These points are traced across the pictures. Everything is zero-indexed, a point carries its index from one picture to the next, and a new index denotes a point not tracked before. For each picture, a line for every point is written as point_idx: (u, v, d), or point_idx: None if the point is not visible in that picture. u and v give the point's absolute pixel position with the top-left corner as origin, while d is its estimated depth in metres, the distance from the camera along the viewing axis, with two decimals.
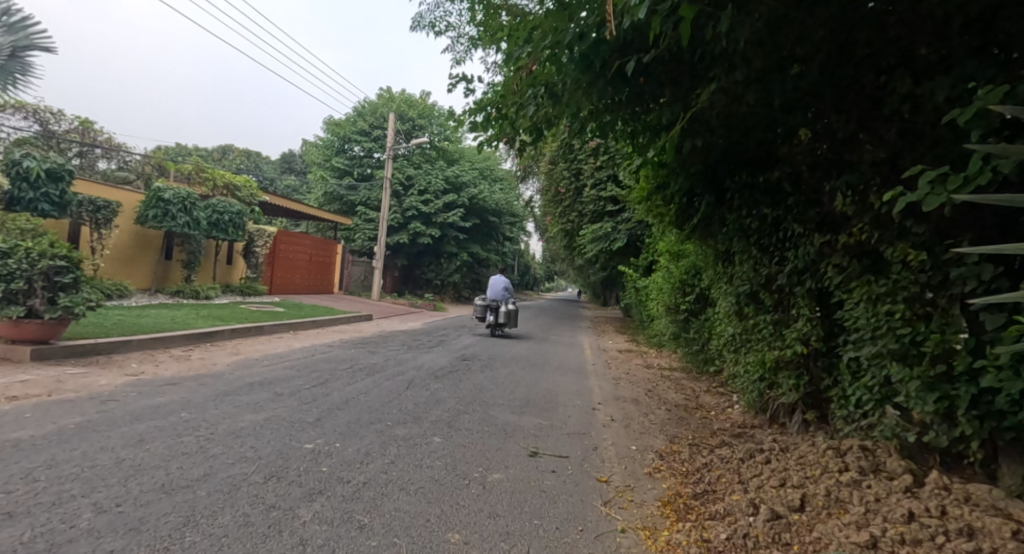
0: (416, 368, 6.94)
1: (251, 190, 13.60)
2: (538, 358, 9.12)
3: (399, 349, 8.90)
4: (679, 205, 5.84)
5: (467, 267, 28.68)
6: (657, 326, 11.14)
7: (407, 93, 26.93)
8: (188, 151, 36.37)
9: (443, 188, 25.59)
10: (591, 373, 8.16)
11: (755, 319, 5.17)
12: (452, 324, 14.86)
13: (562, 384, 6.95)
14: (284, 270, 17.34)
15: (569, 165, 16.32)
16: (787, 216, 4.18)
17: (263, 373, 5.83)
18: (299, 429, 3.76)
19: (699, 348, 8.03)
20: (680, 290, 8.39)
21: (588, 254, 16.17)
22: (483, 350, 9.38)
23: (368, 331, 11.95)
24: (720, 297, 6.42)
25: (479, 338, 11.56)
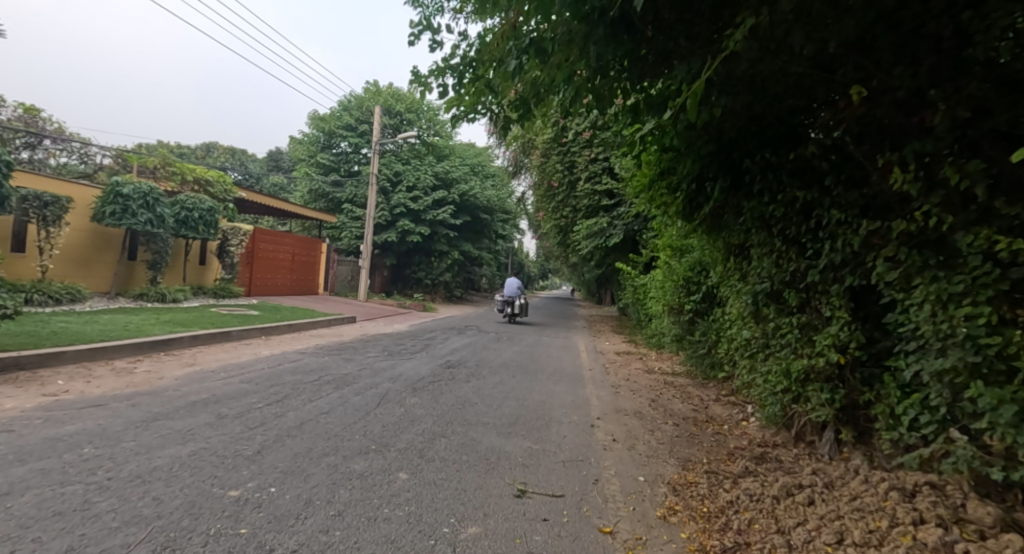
0: (393, 379, 6.22)
1: (225, 185, 12.84)
2: (530, 364, 8.40)
3: (378, 356, 8.16)
4: (687, 192, 5.17)
5: (458, 266, 27.93)
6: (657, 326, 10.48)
7: (395, 87, 26.15)
8: (169, 149, 35.24)
9: (432, 184, 24.86)
10: (587, 380, 7.47)
11: (778, 323, 4.49)
12: (441, 326, 14.12)
13: (557, 395, 6.24)
14: (264, 271, 16.53)
15: (562, 158, 15.62)
16: (821, 200, 3.51)
17: (213, 389, 5.08)
18: (230, 466, 3.04)
19: (705, 352, 7.38)
20: (685, 288, 7.73)
21: (583, 251, 15.52)
22: (470, 356, 8.66)
23: (350, 335, 11.20)
24: (733, 297, 5.75)
25: (468, 342, 10.82)
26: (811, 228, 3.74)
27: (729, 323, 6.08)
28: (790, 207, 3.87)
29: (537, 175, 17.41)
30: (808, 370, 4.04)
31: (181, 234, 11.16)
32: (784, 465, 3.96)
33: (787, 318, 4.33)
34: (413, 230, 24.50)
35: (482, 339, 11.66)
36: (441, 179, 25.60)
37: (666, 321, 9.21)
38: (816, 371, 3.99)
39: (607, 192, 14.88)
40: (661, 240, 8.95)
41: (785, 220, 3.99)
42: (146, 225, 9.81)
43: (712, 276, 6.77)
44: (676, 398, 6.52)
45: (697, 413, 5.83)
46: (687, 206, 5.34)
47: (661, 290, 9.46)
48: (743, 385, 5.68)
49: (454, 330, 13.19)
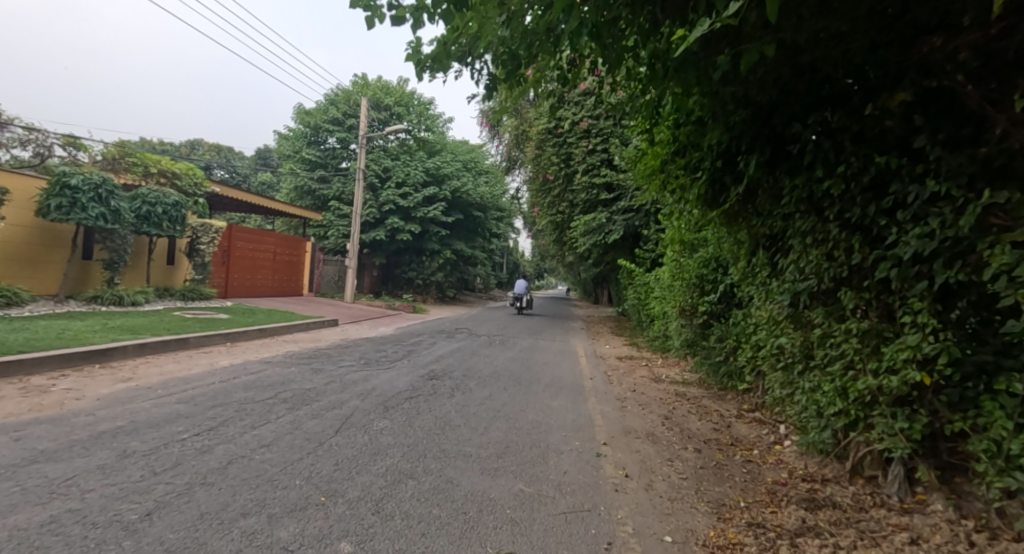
0: (364, 395, 5.33)
1: (198, 178, 11.94)
2: (524, 374, 7.52)
3: (353, 366, 7.25)
4: (710, 171, 4.34)
5: (451, 266, 27.02)
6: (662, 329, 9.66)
7: (384, 80, 25.24)
8: (151, 146, 33.97)
9: (423, 180, 23.97)
10: (590, 392, 6.63)
11: (826, 328, 3.67)
12: (429, 329, 13.20)
13: (555, 413, 5.37)
14: (243, 271, 15.57)
15: (558, 151, 14.76)
16: (903, 169, 2.68)
17: (137, 413, 4.17)
18: (94, 541, 2.14)
19: (722, 359, 6.55)
20: (698, 288, 6.90)
21: (580, 249, 14.68)
22: (457, 365, 7.76)
23: (328, 340, 10.30)
24: (761, 297, 4.93)
25: (457, 348, 9.93)
26: (881, 207, 2.92)
27: (755, 328, 5.25)
28: (851, 182, 3.05)
29: (531, 169, 16.55)
30: (873, 389, 3.22)
31: (142, 230, 10.27)
32: (846, 514, 3.13)
33: (840, 324, 3.52)
34: (403, 227, 23.61)
35: (472, 344, 10.76)
36: (432, 175, 24.72)
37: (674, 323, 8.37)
38: (883, 390, 3.17)
39: (605, 185, 14.04)
40: (670, 235, 8.07)
41: (842, 199, 3.17)
42: (98, 220, 8.89)
43: (732, 274, 5.94)
44: (692, 415, 5.68)
45: (720, 435, 4.99)
46: (708, 189, 4.51)
47: (668, 290, 8.62)
48: (775, 401, 4.85)
49: (443, 333, 12.29)
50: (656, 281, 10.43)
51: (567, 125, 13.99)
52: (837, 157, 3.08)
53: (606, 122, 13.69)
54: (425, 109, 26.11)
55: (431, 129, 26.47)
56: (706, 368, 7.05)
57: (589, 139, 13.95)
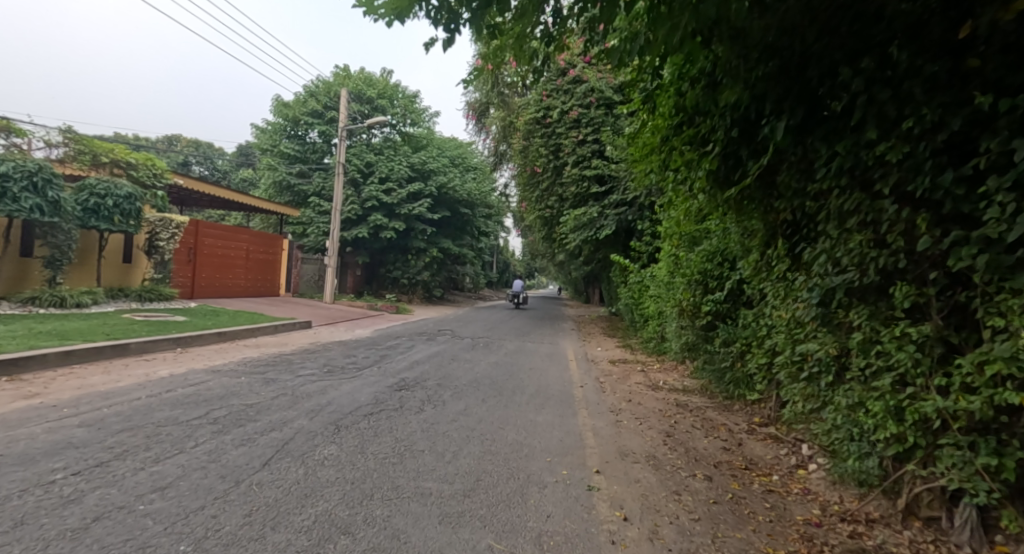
0: (315, 412, 4.52)
1: (158, 170, 11.23)
2: (506, 382, 6.75)
3: (314, 374, 6.44)
4: (723, 143, 3.61)
5: (437, 265, 26.20)
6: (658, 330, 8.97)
7: (367, 72, 24.41)
8: (125, 140, 32.63)
9: (407, 175, 23.15)
10: (580, 403, 5.91)
11: (870, 333, 2.97)
12: (410, 331, 12.39)
13: (539, 431, 4.61)
14: (212, 270, 14.64)
15: (547, 141, 14.05)
16: (1003, 120, 1.98)
17: (16, 442, 3.34)
18: None
19: (730, 364, 5.86)
20: (700, 285, 6.18)
21: (570, 245, 13.98)
22: (432, 373, 6.96)
23: (296, 344, 9.45)
24: (781, 294, 4.21)
25: (436, 352, 9.13)
26: (962, 175, 2.21)
27: (772, 329, 4.55)
28: (921, 142, 2.33)
29: (518, 162, 15.82)
30: (943, 412, 2.50)
31: (90, 224, 9.42)
32: None
33: (893, 327, 2.81)
34: (387, 225, 22.76)
35: (453, 347, 9.97)
36: (418, 170, 23.91)
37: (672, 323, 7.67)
38: (958, 414, 2.45)
39: (596, 178, 13.36)
40: (668, 229, 7.39)
41: (903, 166, 2.45)
42: (33, 212, 8.03)
43: (742, 268, 5.24)
44: (698, 431, 4.96)
45: (733, 456, 4.26)
46: (721, 164, 3.77)
47: (665, 290, 7.93)
48: (798, 416, 4.14)
49: (423, 336, 11.47)
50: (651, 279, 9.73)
51: (557, 114, 13.48)
52: (903, 110, 2.36)
53: (597, 111, 13.04)
54: (410, 103, 25.31)
55: (416, 124, 25.68)
56: (711, 373, 6.34)
57: (578, 129, 13.26)
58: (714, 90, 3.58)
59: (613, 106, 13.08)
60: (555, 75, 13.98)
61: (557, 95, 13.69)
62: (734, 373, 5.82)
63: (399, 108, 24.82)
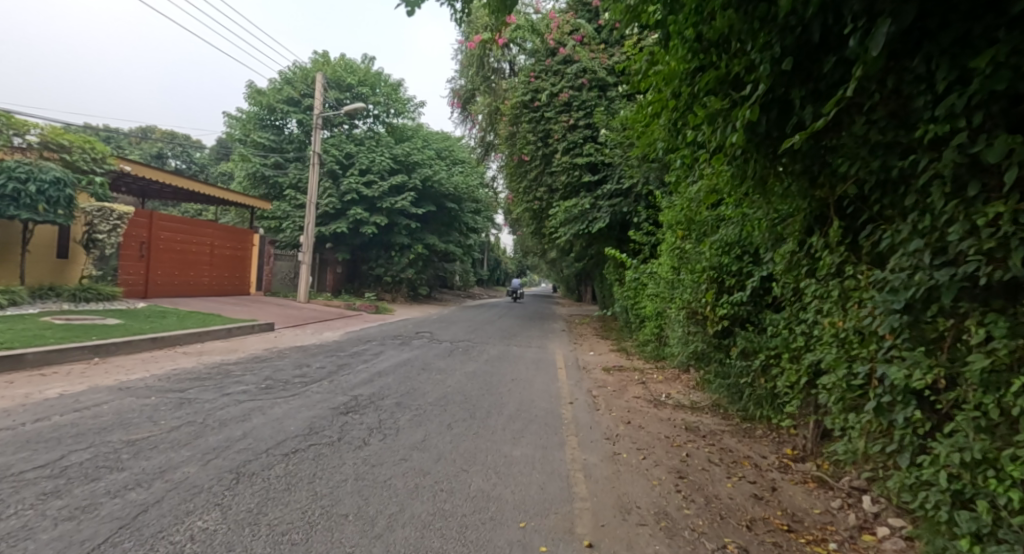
0: (216, 452, 3.40)
1: (99, 153, 10.12)
2: (481, 400, 5.67)
3: (247, 391, 5.31)
4: (768, 83, 2.56)
5: (423, 262, 25.06)
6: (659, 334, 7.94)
7: (348, 59, 23.24)
8: (94, 130, 30.93)
9: (390, 167, 21.98)
10: (569, 428, 4.86)
11: (1011, 358, 1.94)
12: (384, 334, 11.25)
13: (513, 475, 3.54)
14: (169, 266, 13.41)
15: (535, 127, 13.00)
16: None
17: None
18: None
19: (751, 378, 4.83)
20: (713, 284, 5.12)
21: (561, 239, 12.93)
22: (393, 389, 5.85)
23: (247, 351, 8.29)
24: (833, 296, 3.17)
25: (406, 360, 8.00)
26: None
27: (817, 340, 3.51)
28: None
29: (504, 151, 14.75)
30: None
31: (8, 213, 8.31)
32: None
33: None
34: (368, 219, 21.56)
35: (427, 354, 8.87)
36: (401, 162, 22.73)
37: (676, 327, 6.64)
38: None
39: (588, 166, 12.33)
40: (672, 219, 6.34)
41: None
42: None
43: (773, 262, 4.19)
44: (717, 468, 3.92)
45: (770, 509, 3.22)
46: (763, 114, 2.70)
47: (669, 291, 6.89)
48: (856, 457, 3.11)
49: (397, 340, 10.35)
50: (651, 276, 8.71)
51: (546, 96, 12.46)
52: None
53: (590, 93, 12.01)
54: (394, 92, 24.19)
55: (401, 114, 24.55)
56: (724, 388, 5.31)
57: (570, 113, 12.25)
58: (754, 6, 2.50)
59: (607, 89, 12.09)
60: (544, 56, 13.01)
61: (547, 76, 12.69)
62: (756, 389, 4.80)
63: (381, 97, 23.69)
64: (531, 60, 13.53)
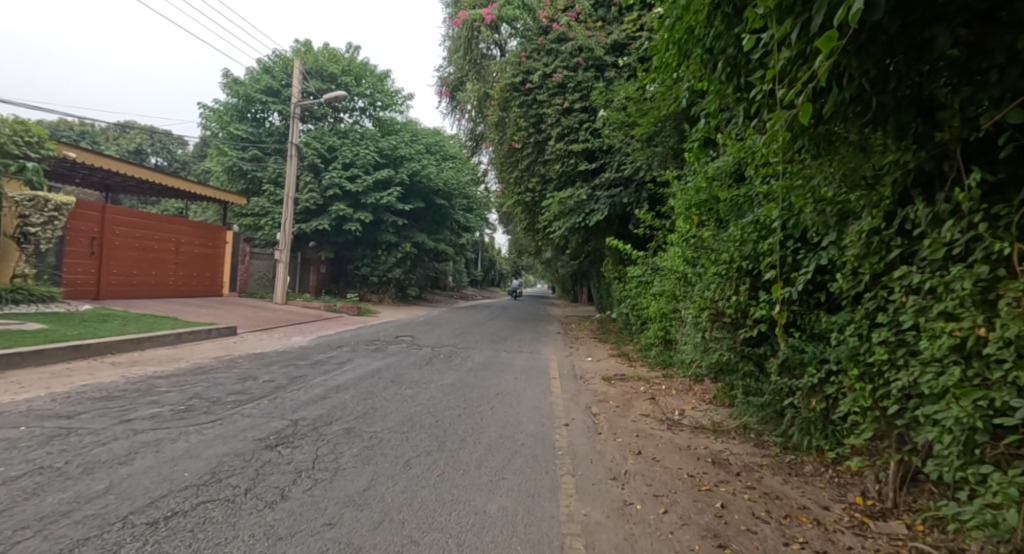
0: (41, 526, 2.28)
1: (33, 136, 9.11)
2: (456, 425, 4.59)
3: (158, 416, 4.18)
4: None
5: (412, 261, 23.99)
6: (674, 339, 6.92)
7: (331, 48, 22.18)
8: (68, 124, 29.55)
9: (375, 161, 20.89)
10: (564, 464, 3.79)
11: None
12: (359, 339, 10.13)
13: (484, 551, 2.46)
14: (125, 264, 12.25)
15: (526, 112, 11.95)
16: None
17: None
18: None
19: (797, 399, 3.77)
20: (748, 278, 4.05)
21: (556, 234, 11.91)
22: (348, 410, 4.73)
23: (192, 361, 7.16)
24: (962, 290, 2.10)
25: (375, 371, 6.88)
26: None
27: (917, 356, 2.46)
28: None
29: (493, 140, 13.71)
30: None
31: None
32: None
33: None
34: (352, 216, 20.44)
35: (403, 362, 7.78)
36: (387, 156, 21.65)
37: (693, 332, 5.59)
38: None
39: (585, 154, 11.34)
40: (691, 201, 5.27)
41: None
42: None
43: (836, 249, 3.13)
44: (766, 529, 2.84)
45: None
46: None
47: (684, 287, 5.83)
48: (999, 538, 2.03)
49: (372, 346, 9.24)
50: (658, 273, 7.70)
51: (537, 77, 11.44)
52: None
53: (586, 73, 10.99)
54: (380, 83, 23.20)
55: (388, 107, 23.54)
56: (757, 410, 4.26)
57: (564, 96, 11.24)
58: None
59: (605, 69, 11.07)
60: (535, 35, 12.01)
61: (539, 56, 11.69)
62: (805, 413, 3.74)
63: (367, 88, 22.68)
64: (522, 40, 12.53)
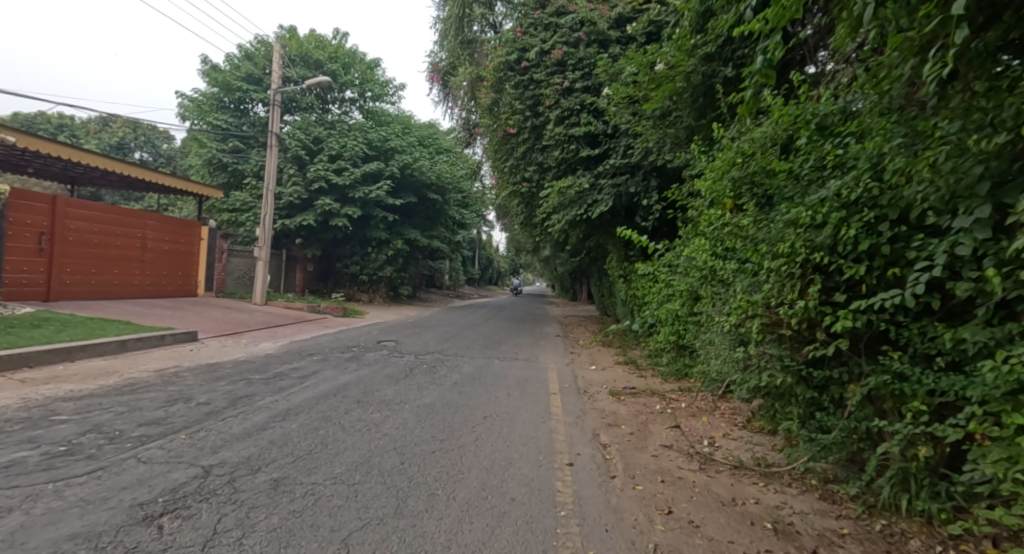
0: None
1: None
2: (425, 469, 3.51)
3: (21, 462, 3.10)
4: None
5: (403, 259, 22.90)
6: (701, 347, 5.88)
7: (318, 34, 21.10)
8: (45, 117, 28.34)
9: (364, 153, 19.82)
10: (572, 537, 2.71)
11: None
12: (335, 346, 9.06)
13: None
14: (82, 262, 11.18)
15: (522, 93, 10.92)
16: None
17: None
18: None
19: (891, 444, 2.72)
20: (817, 275, 2.97)
21: (555, 227, 10.89)
22: (288, 449, 3.64)
23: (127, 375, 6.07)
24: None
25: (342, 388, 5.79)
26: None
27: None
28: None
29: (486, 127, 12.69)
30: None
31: None
32: None
33: None
34: (339, 211, 19.34)
35: (379, 374, 6.72)
36: (377, 148, 20.59)
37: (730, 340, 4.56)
38: None
39: (587, 139, 10.31)
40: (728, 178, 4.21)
41: None
42: None
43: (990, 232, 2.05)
44: None
45: None
46: None
47: (714, 289, 4.78)
48: None
49: (348, 355, 8.16)
50: (675, 269, 6.69)
51: (534, 54, 10.41)
52: None
53: (588, 49, 9.99)
54: (370, 73, 22.18)
55: (378, 97, 22.45)
56: (821, 452, 3.22)
57: (564, 75, 10.23)
58: None
59: (608, 44, 10.05)
60: (532, 9, 10.96)
61: (536, 31, 10.67)
62: (900, 463, 2.69)
63: (355, 77, 21.65)
64: (517, 16, 11.49)
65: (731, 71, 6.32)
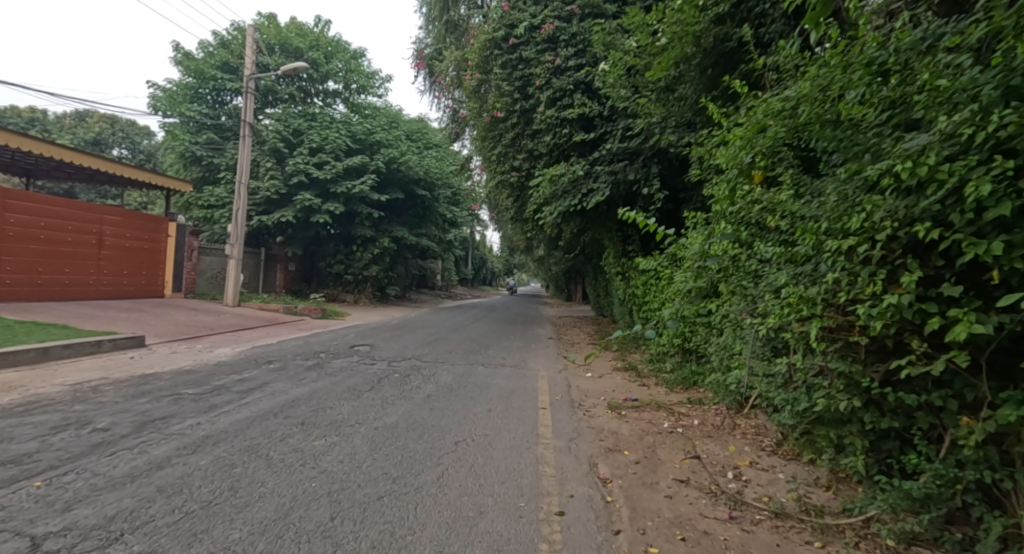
0: None
1: None
2: (363, 528, 2.57)
3: None
4: None
5: (390, 258, 21.91)
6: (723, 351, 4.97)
7: (299, 22, 20.13)
8: (16, 111, 27.16)
9: (347, 145, 18.83)
10: None
11: None
12: (301, 352, 8.08)
13: None
14: (25, 260, 10.30)
15: (510, 73, 10.03)
16: None
17: None
18: None
19: None
20: (913, 257, 2.06)
21: (546, 220, 9.99)
22: (177, 502, 2.67)
23: (33, 390, 5.06)
24: None
25: (289, 405, 4.81)
26: None
27: None
28: None
29: (472, 113, 11.76)
30: None
31: None
32: None
33: None
34: (320, 207, 18.33)
35: (341, 387, 5.76)
36: (361, 141, 19.62)
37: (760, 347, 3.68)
38: None
39: (581, 123, 9.44)
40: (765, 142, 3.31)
41: None
42: None
43: None
44: None
45: None
46: None
47: (737, 283, 3.89)
48: None
49: (310, 362, 7.17)
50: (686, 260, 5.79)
51: (523, 30, 9.54)
52: None
53: (582, 23, 9.14)
54: (354, 63, 21.24)
55: (364, 89, 21.81)
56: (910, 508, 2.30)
57: (555, 52, 9.39)
58: None
59: (604, 18, 9.20)
60: None
61: (525, 5, 9.80)
62: None
63: (339, 68, 20.69)
64: None
65: (750, 30, 5.44)
